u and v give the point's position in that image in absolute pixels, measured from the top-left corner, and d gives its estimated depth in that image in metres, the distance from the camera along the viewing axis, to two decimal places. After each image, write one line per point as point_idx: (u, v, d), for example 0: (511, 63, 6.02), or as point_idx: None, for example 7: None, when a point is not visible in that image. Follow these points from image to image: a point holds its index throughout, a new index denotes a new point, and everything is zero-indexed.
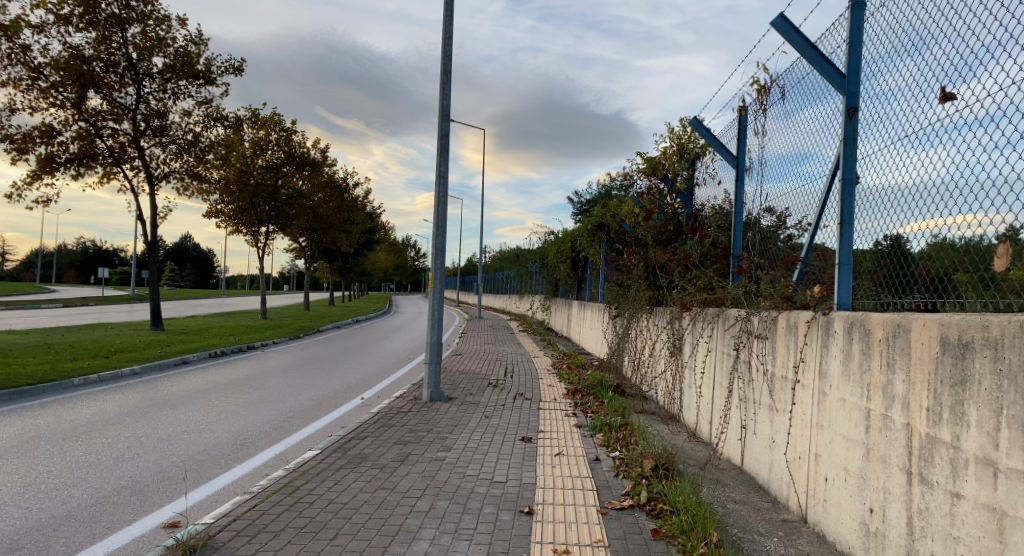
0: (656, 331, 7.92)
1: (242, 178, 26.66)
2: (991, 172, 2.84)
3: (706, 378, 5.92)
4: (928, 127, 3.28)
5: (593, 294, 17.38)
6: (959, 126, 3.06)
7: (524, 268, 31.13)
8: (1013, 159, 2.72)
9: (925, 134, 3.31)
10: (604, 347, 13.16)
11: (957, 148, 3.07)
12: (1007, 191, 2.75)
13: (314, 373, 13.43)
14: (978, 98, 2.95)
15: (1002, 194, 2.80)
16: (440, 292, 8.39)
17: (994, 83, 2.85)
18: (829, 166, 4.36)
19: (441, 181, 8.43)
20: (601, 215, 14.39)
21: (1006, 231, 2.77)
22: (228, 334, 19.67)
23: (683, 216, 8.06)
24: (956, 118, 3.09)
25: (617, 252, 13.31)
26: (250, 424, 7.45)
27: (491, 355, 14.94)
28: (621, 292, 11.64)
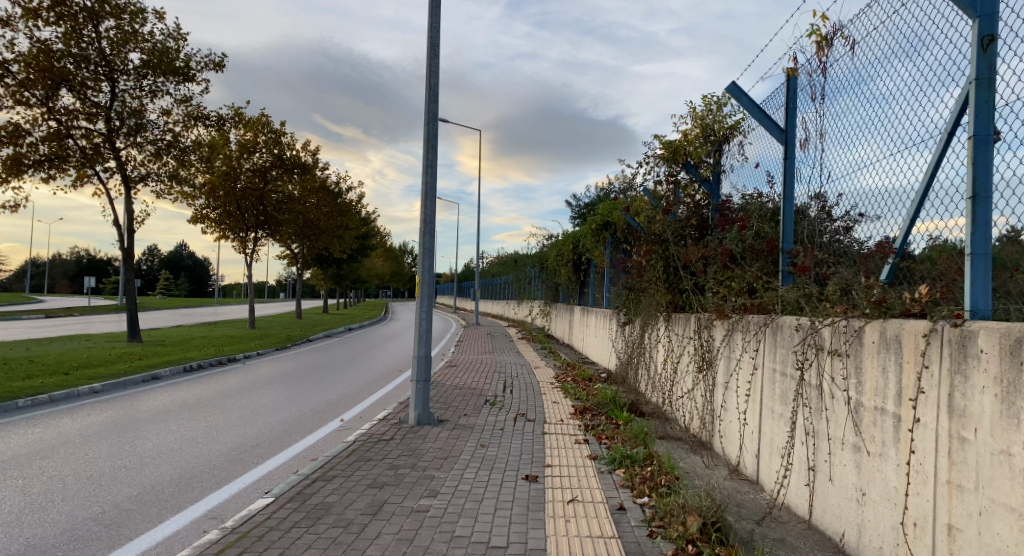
0: (680, 341, 6.83)
1: (227, 182, 25.58)
2: (987, 174, 2.85)
3: (752, 402, 4.86)
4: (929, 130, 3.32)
5: (596, 299, 16.34)
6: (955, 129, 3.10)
7: (522, 273, 30.07)
8: (1012, 161, 2.71)
9: (925, 137, 3.34)
10: (611, 358, 12.09)
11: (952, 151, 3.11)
12: (1005, 193, 2.74)
13: (296, 388, 12.30)
14: (975, 100, 2.97)
15: (997, 195, 2.80)
16: (429, 298, 7.29)
17: (991, 84, 2.86)
18: (933, 133, 3.29)
19: (429, 171, 7.34)
20: (606, 214, 13.31)
21: (1003, 234, 2.74)
22: (210, 345, 18.56)
23: (709, 209, 6.99)
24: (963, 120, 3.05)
25: (625, 254, 12.24)
26: (206, 453, 6.36)
27: (489, 366, 13.82)
28: (632, 297, 10.58)
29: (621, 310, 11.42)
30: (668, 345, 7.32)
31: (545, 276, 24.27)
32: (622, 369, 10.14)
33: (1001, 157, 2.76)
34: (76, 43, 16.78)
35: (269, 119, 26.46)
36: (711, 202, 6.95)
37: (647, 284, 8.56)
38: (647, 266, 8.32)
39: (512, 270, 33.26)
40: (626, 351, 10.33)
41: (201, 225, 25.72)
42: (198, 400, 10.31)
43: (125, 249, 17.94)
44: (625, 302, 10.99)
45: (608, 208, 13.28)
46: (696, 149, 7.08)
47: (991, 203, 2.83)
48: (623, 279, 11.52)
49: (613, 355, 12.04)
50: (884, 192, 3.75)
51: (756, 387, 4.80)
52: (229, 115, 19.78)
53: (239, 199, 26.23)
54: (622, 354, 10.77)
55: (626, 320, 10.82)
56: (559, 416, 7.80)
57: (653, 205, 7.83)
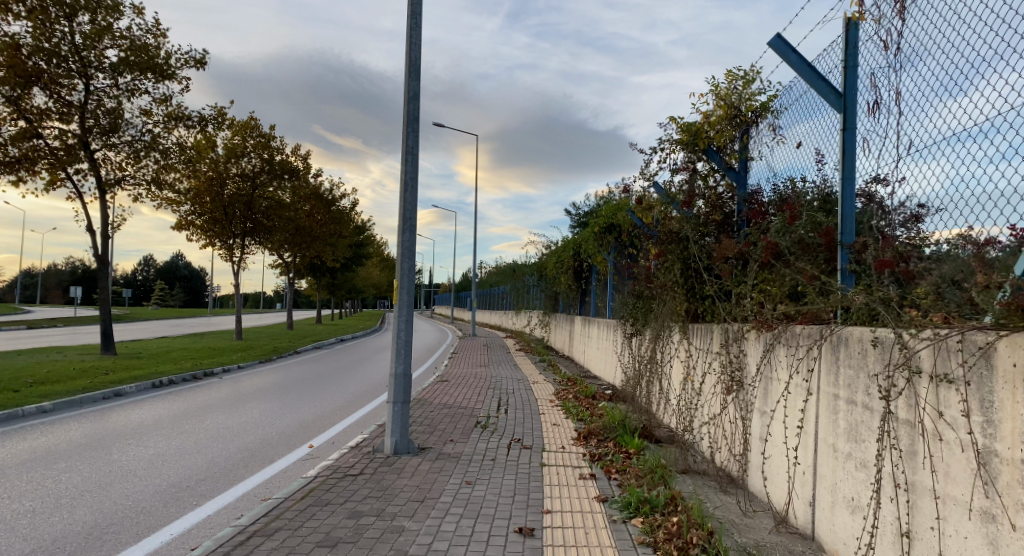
0: (705, 357, 5.82)
1: (213, 188, 24.76)
2: (994, 184, 2.76)
3: (805, 436, 3.86)
4: (932, 137, 3.21)
5: (598, 308, 15.39)
6: (957, 137, 3.01)
7: (521, 281, 29.09)
8: (1012, 174, 2.65)
9: (929, 144, 3.23)
10: (617, 373, 11.13)
11: (954, 160, 3.03)
12: (1008, 204, 2.68)
13: (273, 405, 11.27)
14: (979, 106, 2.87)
15: (1001, 207, 2.74)
16: (408, 306, 6.27)
17: (995, 91, 2.77)
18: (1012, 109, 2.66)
19: (409, 159, 6.35)
20: (611, 214, 12.30)
21: (1004, 241, 2.67)
22: (189, 357, 17.51)
23: (736, 202, 6.03)
24: (965, 129, 2.97)
25: (631, 258, 11.33)
26: (136, 490, 5.32)
27: (484, 381, 12.76)
28: (642, 305, 9.57)
29: (629, 319, 10.39)
30: (688, 360, 6.32)
31: (545, 285, 23.27)
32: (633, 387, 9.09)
33: (1005, 168, 2.68)
34: (46, 38, 15.84)
35: (259, 123, 25.52)
36: (738, 194, 6.01)
37: (660, 290, 7.56)
38: (661, 269, 7.35)
39: (510, 279, 32.25)
40: (635, 364, 9.29)
41: (186, 232, 24.72)
42: (159, 418, 9.28)
43: (100, 256, 16.94)
44: (633, 310, 9.99)
45: (614, 209, 12.28)
46: (720, 132, 6.11)
47: (995, 213, 2.76)
48: (630, 284, 10.51)
49: (619, 368, 11.01)
50: (982, 191, 2.85)
51: (811, 417, 3.80)
52: (212, 117, 18.83)
53: (226, 205, 25.28)
54: (631, 369, 9.73)
55: (635, 330, 9.82)
56: (561, 442, 6.77)
57: (666, 201, 6.87)
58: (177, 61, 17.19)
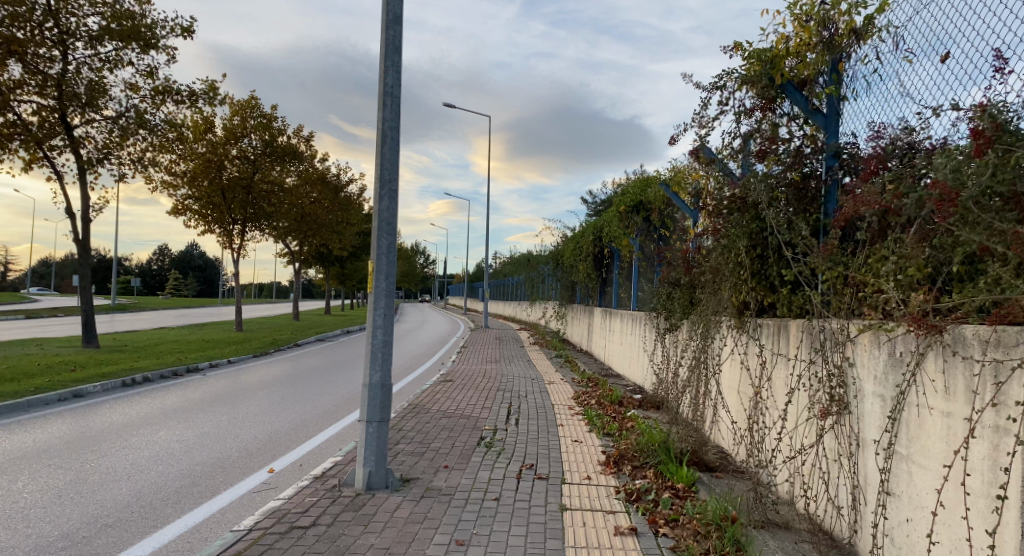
0: (787, 365, 4.31)
1: (211, 171, 23.40)
2: None
3: (1007, 514, 2.33)
4: None
5: (621, 299, 13.91)
6: None
7: (535, 271, 27.58)
8: None
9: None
10: (645, 374, 9.68)
11: None
12: None
13: (257, 405, 9.95)
14: None
15: None
16: (387, 295, 4.80)
17: None
18: None
19: (388, 104, 4.87)
20: (640, 193, 10.71)
21: None
22: (178, 350, 16.26)
23: (825, 157, 4.49)
24: None
25: (663, 243, 9.84)
26: (10, 543, 3.89)
27: (494, 381, 11.31)
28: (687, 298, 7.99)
29: (664, 312, 8.82)
30: (759, 368, 4.81)
31: (561, 274, 21.74)
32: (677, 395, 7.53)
33: None
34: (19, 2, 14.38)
35: (259, 102, 24.10)
36: (828, 143, 4.45)
37: (711, 275, 6.01)
38: (714, 249, 5.82)
39: (524, 268, 30.76)
40: (676, 368, 7.73)
41: (184, 217, 23.46)
42: (114, 422, 7.97)
43: (80, 241, 15.66)
44: (672, 302, 8.42)
45: (643, 187, 10.68)
46: (806, 61, 4.48)
47: None
48: (665, 271, 8.94)
49: (649, 371, 9.52)
50: None
51: (1017, 482, 2.27)
52: (203, 91, 17.22)
53: (226, 190, 23.97)
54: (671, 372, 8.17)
55: (675, 326, 8.24)
56: (586, 472, 5.31)
57: (725, 160, 5.33)
58: (162, 28, 15.63)
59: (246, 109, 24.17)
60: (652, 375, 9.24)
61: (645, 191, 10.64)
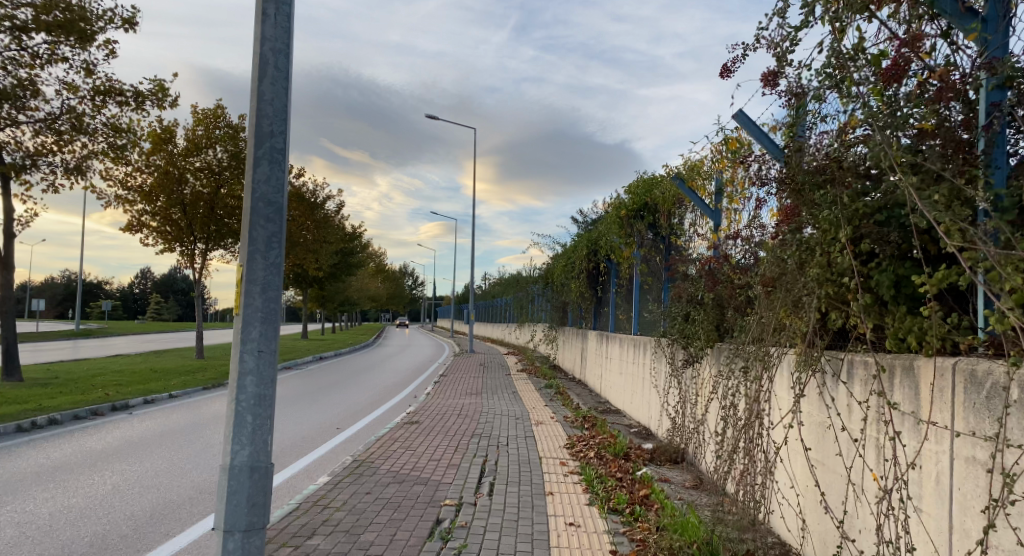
0: (961, 443, 2.52)
1: (172, 186, 21.60)
2: None
3: None
4: None
5: (621, 321, 12.14)
6: None
7: (524, 291, 25.76)
8: None
9: None
10: (658, 417, 7.88)
11: None
12: None
13: (170, 452, 7.98)
14: None
15: None
16: (260, 323, 2.94)
17: None
18: None
19: (268, 14, 3.03)
20: (644, 194, 8.94)
21: None
22: (115, 383, 14.25)
23: (988, 91, 2.70)
24: None
25: (676, 253, 8.09)
26: None
27: (470, 421, 9.44)
28: (718, 321, 6.20)
29: (680, 339, 7.02)
30: (885, 438, 3.03)
31: (551, 294, 19.94)
32: (712, 453, 5.70)
33: None
34: None
35: (225, 110, 22.29)
36: (991, 66, 2.67)
37: (770, 287, 4.24)
38: (778, 248, 4.06)
39: (512, 288, 28.98)
40: (705, 414, 5.91)
41: (140, 234, 21.51)
42: None
43: (3, 260, 13.67)
44: (692, 327, 6.63)
45: (648, 187, 8.91)
46: None
47: None
48: (682, 287, 7.17)
49: (662, 411, 7.70)
50: None
51: None
52: (151, 91, 15.21)
53: (188, 205, 22.10)
54: (698, 419, 6.34)
55: (699, 358, 6.43)
56: None
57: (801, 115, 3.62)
58: (100, 19, 13.68)
59: (211, 118, 22.33)
60: (666, 419, 7.43)
61: (651, 191, 8.88)
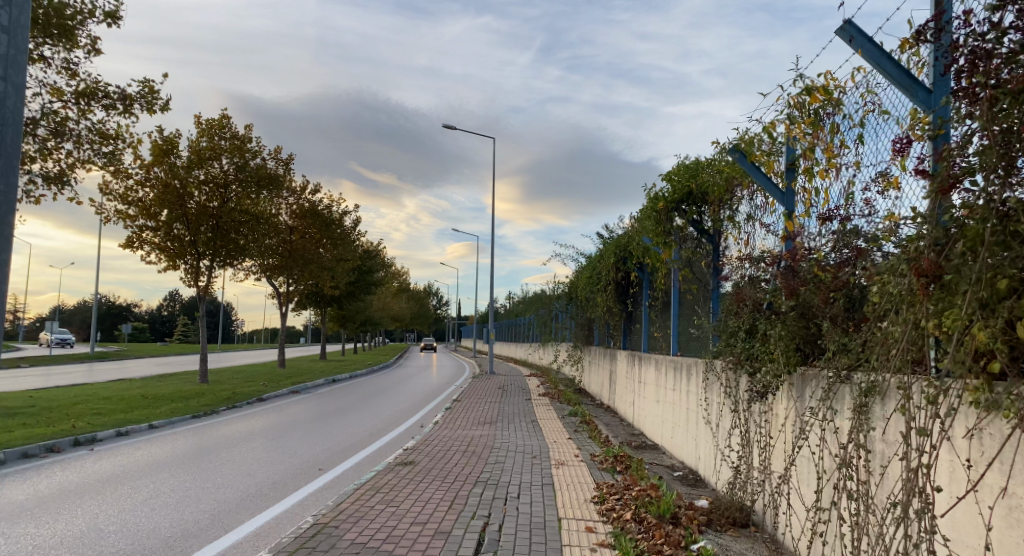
0: None
1: (175, 200, 20.70)
2: None
3: None
4: None
5: (655, 338, 10.55)
6: None
7: (546, 308, 24.21)
8: None
9: None
10: (717, 463, 6.20)
11: None
12: None
13: (108, 496, 6.56)
14: None
15: None
16: None
17: None
18: None
19: None
20: (687, 180, 7.32)
21: None
22: (95, 412, 12.99)
23: None
24: None
25: (733, 255, 6.47)
26: None
27: (479, 461, 7.82)
28: (812, 339, 4.47)
29: (744, 363, 5.31)
30: None
31: (576, 310, 18.29)
32: (806, 526, 4.01)
33: None
34: None
35: (230, 120, 21.41)
36: None
37: (936, 278, 2.62)
38: (965, 214, 2.46)
39: (535, 305, 27.28)
40: (793, 468, 4.24)
41: (140, 251, 20.58)
42: None
43: None
44: (761, 346, 4.93)
45: (691, 174, 7.32)
46: None
47: None
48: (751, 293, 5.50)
49: (721, 457, 6.00)
50: None
51: None
52: (140, 94, 14.48)
53: (192, 220, 21.25)
54: (777, 473, 4.63)
55: (775, 390, 4.73)
56: None
57: None
58: (82, 15, 12.68)
59: (215, 130, 21.45)
60: (726, 467, 5.75)
61: (697, 176, 7.26)
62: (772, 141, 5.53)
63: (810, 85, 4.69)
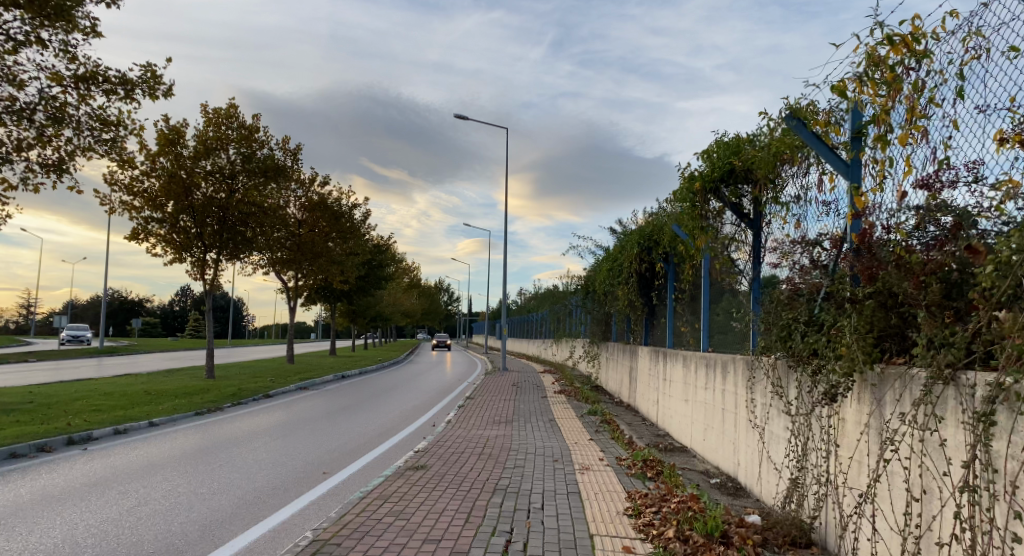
0: None
1: (181, 192, 20.24)
2: None
3: None
4: None
5: (682, 333, 9.86)
6: None
7: (561, 304, 23.54)
8: None
9: None
10: (765, 472, 5.50)
11: None
12: None
13: (92, 502, 6.01)
14: None
15: None
16: None
17: None
18: None
19: None
20: (728, 156, 6.58)
21: None
22: (95, 408, 12.53)
23: None
24: None
25: (783, 239, 5.75)
26: None
27: (495, 465, 7.17)
28: (897, 331, 3.77)
29: (804, 359, 4.60)
30: None
31: (593, 305, 17.60)
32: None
33: None
34: None
35: (237, 110, 20.88)
36: None
37: None
38: None
39: (549, 301, 26.61)
40: (878, 485, 3.54)
41: (146, 244, 20.15)
42: None
43: None
44: (828, 339, 4.23)
45: (732, 150, 6.58)
46: None
47: None
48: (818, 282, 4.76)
49: (772, 466, 5.30)
50: None
51: None
52: (141, 78, 13.96)
53: (197, 211, 20.77)
54: (851, 487, 3.93)
55: (845, 390, 4.03)
56: None
57: None
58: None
59: (222, 119, 20.94)
60: (780, 478, 5.04)
61: (741, 152, 6.51)
62: (838, 106, 4.80)
63: (894, 33, 3.97)
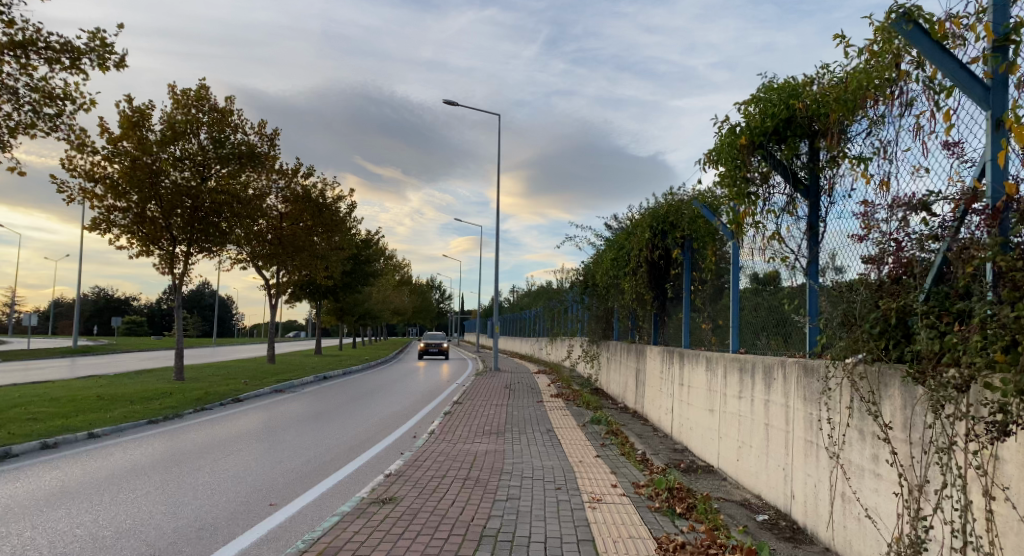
0: None
1: (146, 179, 18.70)
2: None
3: None
4: None
5: (703, 329, 8.48)
6: None
7: (556, 300, 22.15)
8: None
9: None
10: (849, 514, 4.07)
11: None
12: None
13: None
14: None
15: None
16: None
17: None
18: None
19: None
20: (787, 100, 5.17)
21: None
22: (30, 417, 11.02)
23: None
24: None
25: (871, 199, 4.31)
26: None
27: (483, 498, 5.69)
28: None
29: (930, 366, 3.13)
30: None
31: (593, 301, 16.20)
32: None
33: None
34: None
35: (209, 91, 19.36)
36: None
37: None
38: None
39: (543, 298, 25.25)
40: None
41: (107, 235, 18.59)
42: None
43: None
44: (978, 340, 2.76)
45: (792, 93, 5.15)
46: None
47: None
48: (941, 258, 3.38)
49: (867, 510, 3.83)
50: None
51: None
52: (89, 46, 12.48)
53: (165, 200, 19.10)
54: None
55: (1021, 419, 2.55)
56: None
57: None
58: None
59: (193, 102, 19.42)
60: (887, 535, 3.56)
61: (802, 95, 5.09)
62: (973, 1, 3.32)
63: None
